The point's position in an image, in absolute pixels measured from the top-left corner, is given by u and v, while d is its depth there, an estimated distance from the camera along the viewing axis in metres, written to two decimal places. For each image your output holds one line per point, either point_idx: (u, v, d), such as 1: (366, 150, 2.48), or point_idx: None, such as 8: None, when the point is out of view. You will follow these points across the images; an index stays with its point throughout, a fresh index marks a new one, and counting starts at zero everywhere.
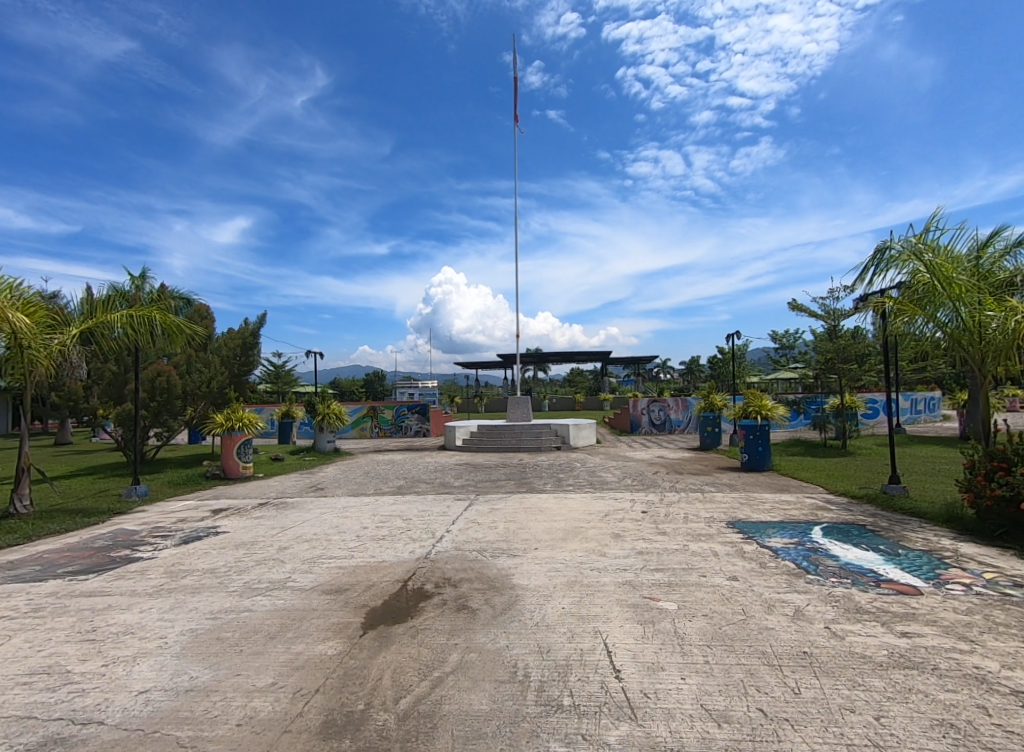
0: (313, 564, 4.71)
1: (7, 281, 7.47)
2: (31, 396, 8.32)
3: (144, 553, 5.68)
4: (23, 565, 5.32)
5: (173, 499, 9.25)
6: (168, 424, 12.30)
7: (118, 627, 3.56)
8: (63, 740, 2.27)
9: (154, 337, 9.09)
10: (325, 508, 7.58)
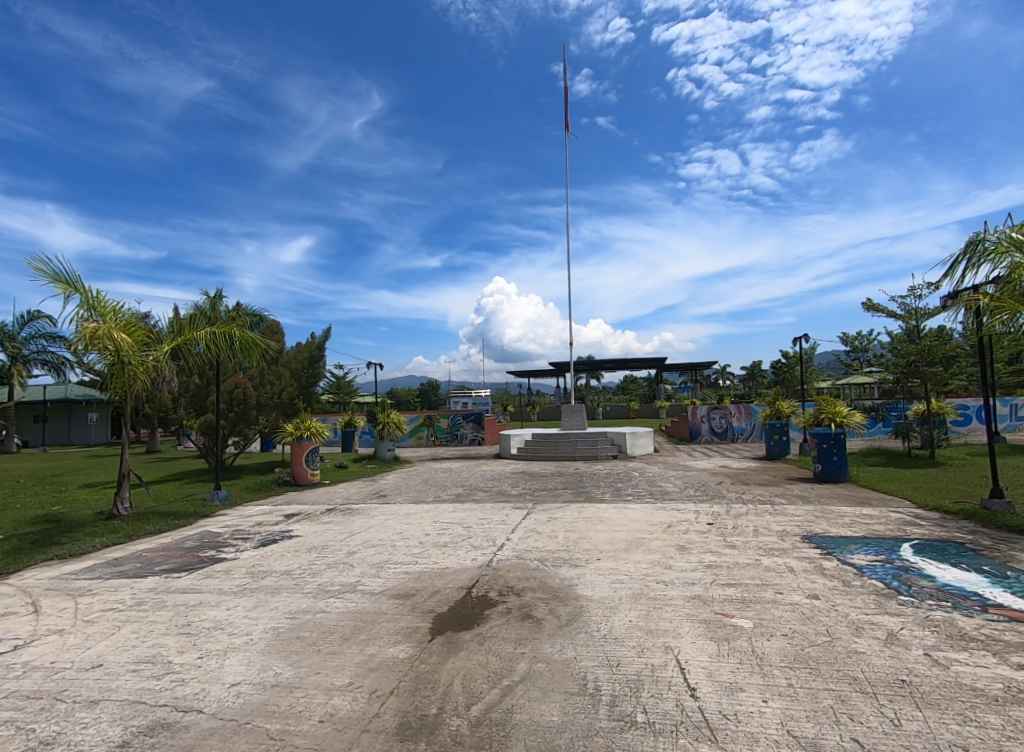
0: (381, 568, 4.84)
1: (112, 303, 8.30)
2: (130, 409, 9.08)
3: (228, 554, 6.08)
4: (126, 562, 5.83)
5: (251, 504, 9.85)
6: (244, 433, 13.16)
7: (208, 622, 3.80)
8: (168, 726, 2.45)
9: (234, 352, 9.76)
10: (389, 514, 7.79)
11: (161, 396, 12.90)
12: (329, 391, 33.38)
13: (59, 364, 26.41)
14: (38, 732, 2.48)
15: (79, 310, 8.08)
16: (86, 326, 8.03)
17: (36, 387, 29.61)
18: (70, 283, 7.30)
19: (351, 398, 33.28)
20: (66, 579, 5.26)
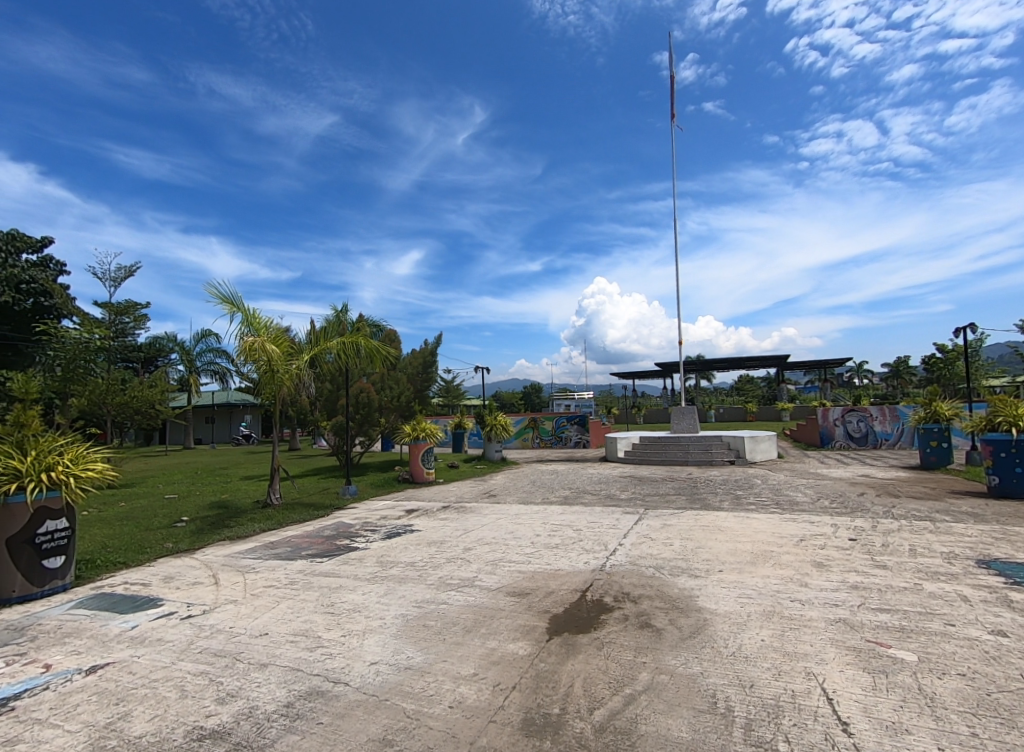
0: (497, 566, 4.96)
1: (265, 319, 9.47)
2: (278, 411, 10.25)
3: (359, 543, 6.63)
4: (279, 546, 6.60)
5: (376, 499, 10.65)
6: (369, 433, 14.18)
7: (348, 604, 4.18)
8: (322, 694, 2.76)
9: (360, 359, 10.65)
10: (500, 513, 7.98)
11: (301, 400, 14.39)
12: (439, 394, 34.93)
13: (221, 374, 30.54)
14: (223, 686, 3.00)
15: (240, 325, 9.31)
16: (245, 340, 9.24)
17: (203, 393, 34.49)
18: (233, 303, 8.44)
19: (460, 401, 34.51)
20: (234, 557, 6.08)
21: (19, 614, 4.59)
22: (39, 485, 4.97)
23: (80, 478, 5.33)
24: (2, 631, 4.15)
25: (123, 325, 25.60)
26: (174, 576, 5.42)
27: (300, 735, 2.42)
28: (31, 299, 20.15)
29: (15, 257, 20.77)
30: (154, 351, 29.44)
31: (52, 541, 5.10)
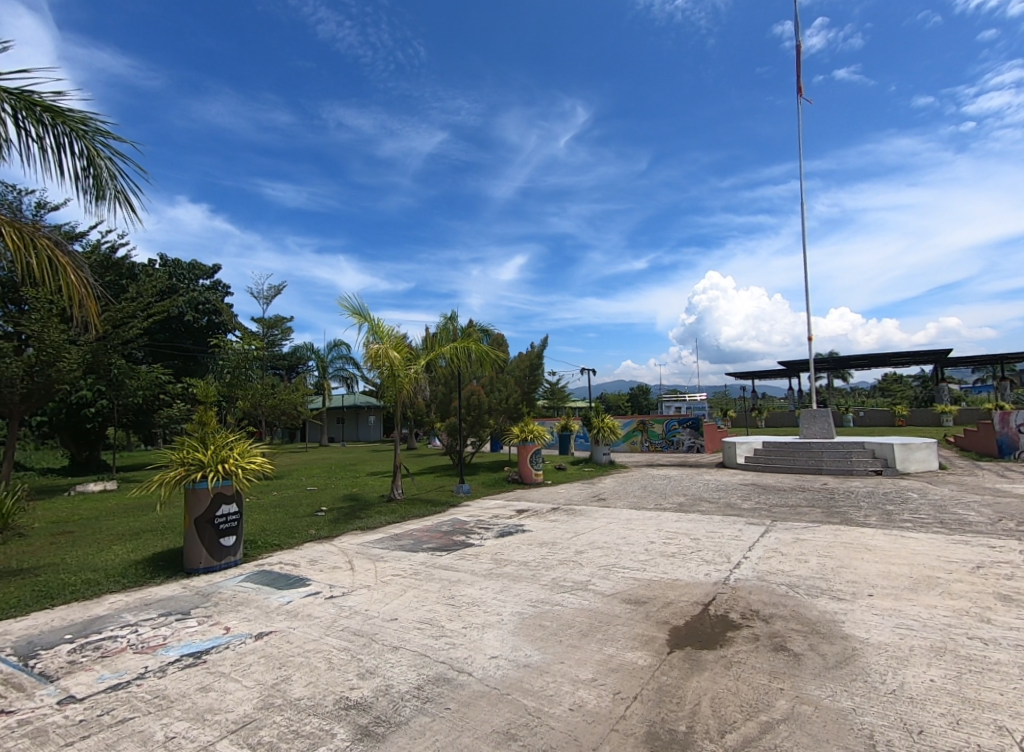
0: (612, 571, 4.86)
1: (388, 328, 10.17)
2: (399, 413, 10.94)
3: (474, 540, 6.86)
4: (402, 538, 7.04)
5: (487, 498, 10.97)
6: (480, 434, 14.54)
7: (468, 597, 4.34)
8: (449, 681, 2.91)
9: (472, 363, 11.02)
10: (611, 518, 7.80)
11: (418, 402, 15.26)
12: (545, 396, 35.04)
13: (349, 379, 33.37)
14: (363, 662, 3.28)
15: (367, 334, 10.09)
16: (371, 347, 10.00)
17: (334, 396, 37.93)
18: (362, 314, 9.19)
19: (566, 404, 34.38)
20: (365, 546, 6.59)
21: (203, 583, 5.38)
22: (216, 473, 5.78)
23: (246, 469, 6.10)
24: (192, 596, 4.89)
25: (273, 337, 29.06)
26: (317, 559, 6.01)
27: (430, 716, 2.57)
28: (204, 317, 23.60)
29: (192, 281, 24.43)
30: (295, 359, 32.95)
31: (228, 522, 5.88)
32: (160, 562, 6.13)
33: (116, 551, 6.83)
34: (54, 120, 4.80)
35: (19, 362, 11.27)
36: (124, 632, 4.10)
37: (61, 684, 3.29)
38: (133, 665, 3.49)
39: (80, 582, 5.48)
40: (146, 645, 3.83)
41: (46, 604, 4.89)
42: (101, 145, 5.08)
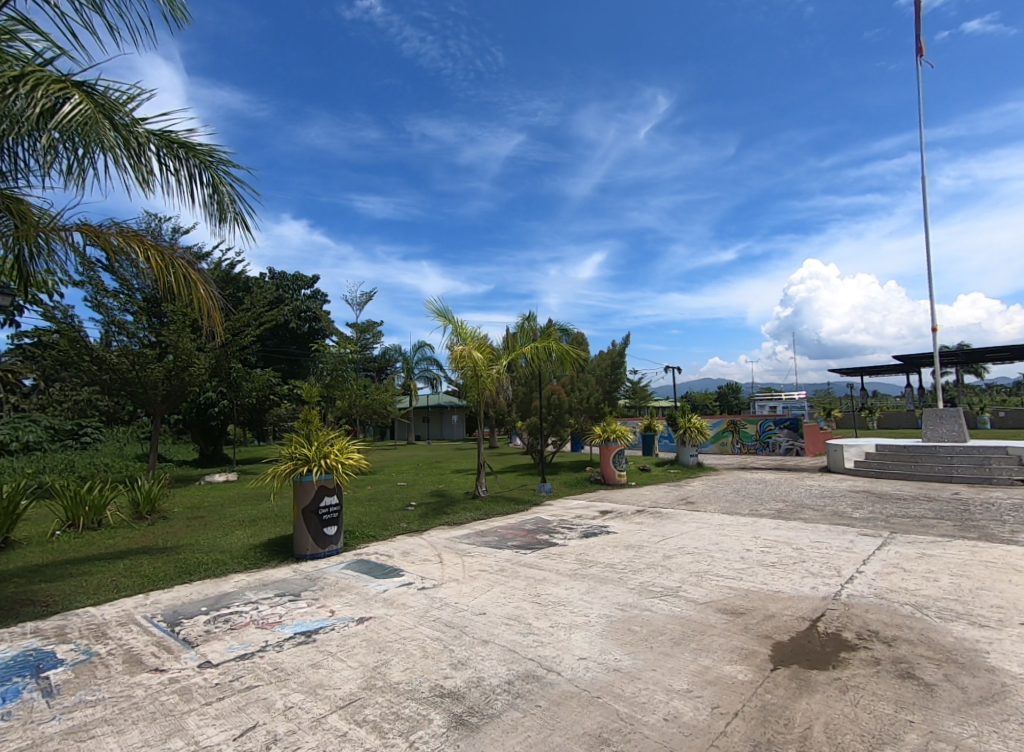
0: (704, 578, 4.65)
1: (471, 329, 10.42)
2: (482, 412, 11.15)
3: (558, 540, 6.84)
4: (488, 534, 7.19)
5: (570, 497, 10.91)
6: (562, 433, 14.44)
7: (554, 597, 4.34)
8: (538, 679, 2.93)
9: (552, 362, 11.03)
10: (702, 523, 7.47)
11: (500, 401, 15.45)
12: (627, 396, 34.20)
13: (434, 380, 34.58)
14: (455, 653, 3.39)
15: (451, 335, 10.42)
16: (455, 348, 10.30)
17: (420, 396, 39.44)
18: (446, 317, 9.49)
19: (649, 403, 33.32)
20: (453, 541, 6.80)
21: (310, 568, 5.81)
22: (319, 467, 6.24)
23: (346, 464, 6.51)
24: (301, 580, 5.31)
25: (366, 341, 30.83)
26: (409, 551, 6.28)
27: (522, 712, 2.60)
28: (306, 324, 25.49)
29: (295, 291, 26.51)
30: (384, 361, 34.64)
31: (330, 513, 6.31)
32: (274, 547, 6.70)
33: (238, 535, 7.56)
34: (188, 154, 5.40)
35: (159, 367, 12.81)
36: (247, 608, 4.53)
37: (199, 651, 3.69)
38: (255, 639, 3.85)
39: (210, 561, 6.12)
40: (265, 621, 4.21)
41: (184, 579, 5.52)
42: (223, 174, 5.64)
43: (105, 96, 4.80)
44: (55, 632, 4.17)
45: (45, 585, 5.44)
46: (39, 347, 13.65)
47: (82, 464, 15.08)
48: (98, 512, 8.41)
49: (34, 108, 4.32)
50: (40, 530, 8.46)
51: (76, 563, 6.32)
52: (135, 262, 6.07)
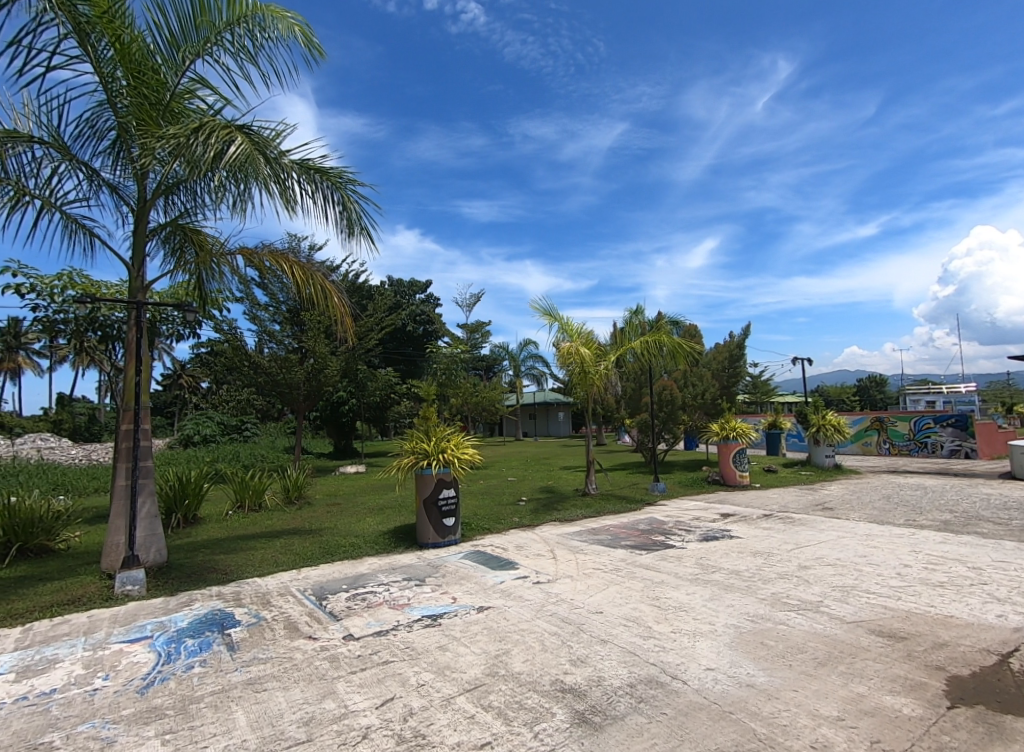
0: (850, 594, 4.16)
1: (578, 325, 10.35)
2: (590, 409, 11.00)
3: (676, 542, 6.55)
4: (601, 532, 7.08)
5: (687, 498, 10.40)
6: (675, 431, 13.69)
7: (675, 601, 4.15)
8: (663, 685, 2.81)
9: (663, 357, 10.60)
10: (845, 531, 6.71)
11: (608, 398, 15.10)
12: (747, 391, 31.85)
13: (541, 377, 34.92)
14: (574, 650, 3.37)
15: (557, 332, 10.39)
16: (562, 345, 10.27)
17: (527, 393, 39.96)
18: (553, 314, 9.50)
19: (772, 398, 30.70)
20: (565, 537, 6.79)
21: (433, 556, 6.13)
22: (438, 461, 6.59)
23: (462, 458, 6.79)
24: (425, 566, 5.62)
25: (476, 341, 31.96)
26: (523, 545, 6.38)
27: (647, 717, 2.51)
28: (421, 327, 27.03)
29: (411, 297, 28.22)
30: (492, 360, 35.59)
31: (449, 504, 6.60)
32: (400, 534, 7.17)
33: (370, 522, 8.20)
34: (322, 177, 5.94)
35: (301, 370, 14.31)
36: (381, 589, 4.90)
37: (343, 624, 4.05)
38: (388, 618, 4.13)
39: (348, 544, 6.71)
40: (396, 602, 4.51)
41: (328, 559, 6.10)
42: (351, 192, 6.13)
43: (259, 134, 5.44)
44: (232, 597, 4.82)
45: (222, 556, 6.33)
46: (210, 355, 15.93)
47: (244, 455, 17.34)
48: (259, 496, 9.57)
49: (208, 153, 5.02)
50: (216, 509, 9.85)
51: (244, 539, 7.27)
52: (281, 278, 6.81)
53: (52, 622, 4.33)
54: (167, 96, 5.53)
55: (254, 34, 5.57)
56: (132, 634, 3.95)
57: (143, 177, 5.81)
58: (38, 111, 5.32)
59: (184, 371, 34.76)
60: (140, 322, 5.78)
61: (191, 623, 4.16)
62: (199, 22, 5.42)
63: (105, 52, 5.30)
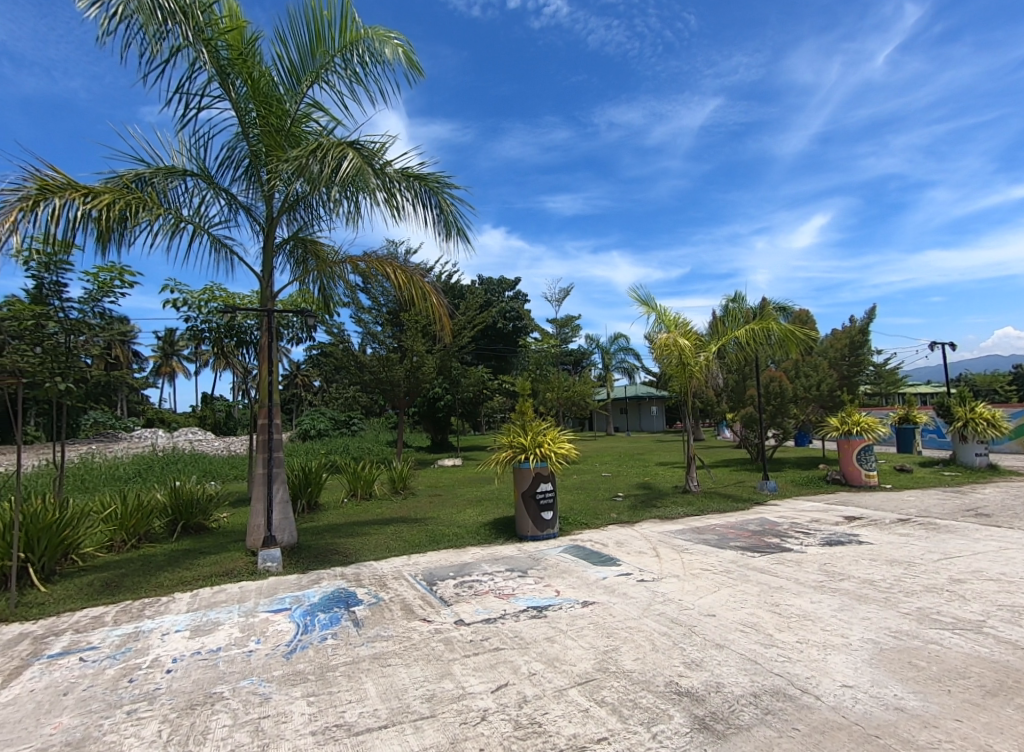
0: (1020, 616, 3.61)
1: (676, 316, 9.91)
2: (689, 404, 10.50)
3: (793, 545, 6.07)
4: (707, 532, 6.75)
5: (803, 498, 9.61)
6: (785, 426, 12.66)
7: (799, 609, 3.85)
8: (792, 699, 2.62)
9: (771, 345, 9.84)
10: (1004, 542, 5.82)
11: (708, 392, 14.32)
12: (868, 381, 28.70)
13: (633, 370, 33.97)
14: (689, 652, 3.25)
15: (655, 324, 10.06)
16: (659, 337, 9.89)
17: (619, 387, 39.08)
18: (649, 304, 9.20)
19: (901, 389, 27.38)
20: (667, 535, 6.57)
21: (533, 548, 6.20)
22: (535, 455, 6.65)
23: (558, 452, 6.80)
24: (526, 558, 5.71)
25: (566, 335, 31.80)
26: (624, 542, 6.26)
27: (776, 731, 2.35)
28: (510, 323, 27.52)
29: (500, 293, 28.72)
30: (581, 355, 35.21)
31: (547, 498, 6.65)
32: (501, 526, 7.35)
33: (470, 513, 8.49)
34: (422, 184, 6.20)
35: (401, 367, 15.10)
36: (486, 577, 5.05)
37: (454, 609, 4.23)
38: (495, 606, 4.25)
39: (453, 533, 7.00)
40: (502, 591, 4.63)
41: (435, 546, 6.41)
42: (449, 195, 6.34)
43: (367, 148, 5.81)
44: (354, 577, 5.22)
45: (342, 540, 6.88)
46: (322, 356, 17.27)
47: (354, 447, 18.72)
48: (369, 484, 10.28)
49: (325, 170, 5.44)
50: (334, 496, 10.75)
51: (358, 525, 7.85)
52: (386, 282, 7.22)
53: (213, 590, 4.98)
54: (289, 122, 6.06)
55: (363, 58, 5.95)
56: (275, 605, 4.42)
57: (270, 197, 6.41)
58: (191, 148, 6.04)
59: (300, 370, 38.18)
60: (271, 327, 6.41)
61: (321, 598, 4.57)
62: (315, 51, 5.88)
63: (240, 88, 5.91)
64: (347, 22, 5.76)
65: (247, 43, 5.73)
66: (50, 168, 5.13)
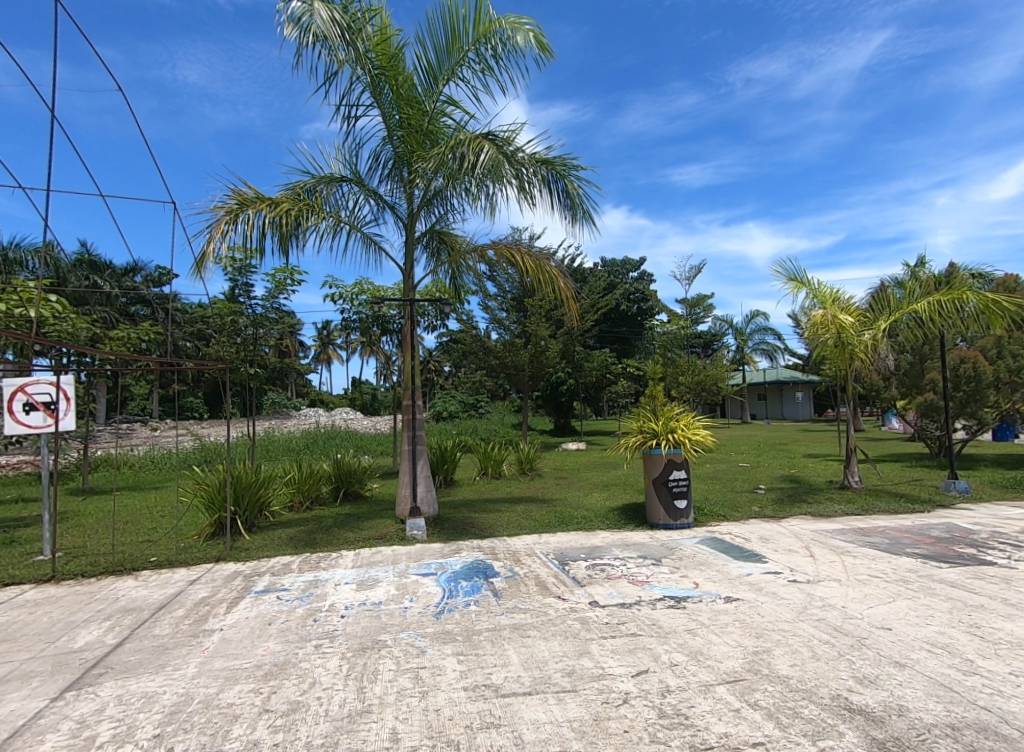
0: None
1: (834, 290, 8.73)
2: (850, 389, 9.26)
3: (995, 558, 5.08)
4: (875, 535, 5.92)
5: (1004, 502, 8.01)
6: (979, 417, 10.63)
7: (1007, 635, 3.21)
8: (1006, 740, 2.19)
9: (962, 320, 8.26)
10: None
11: (873, 376, 12.50)
12: None
13: (774, 352, 31.01)
14: (860, 666, 2.88)
15: (807, 300, 8.93)
16: (812, 315, 8.81)
17: (758, 373, 35.95)
18: (799, 278, 8.22)
19: None
20: (823, 535, 5.88)
21: (666, 537, 5.94)
22: (667, 441, 6.36)
23: (693, 439, 6.42)
24: (660, 546, 5.49)
25: (698, 316, 29.91)
26: (771, 538, 5.73)
27: None
28: (635, 305, 26.66)
29: (625, 274, 27.86)
30: (713, 336, 32.97)
31: (680, 486, 6.33)
32: (631, 512, 7.16)
33: (599, 497, 8.41)
34: (550, 168, 6.14)
35: (527, 351, 15.38)
36: (618, 562, 4.96)
37: (587, 590, 4.21)
38: (630, 592, 4.14)
39: (582, 516, 6.98)
40: (635, 578, 4.51)
41: (565, 527, 6.45)
42: (576, 178, 6.22)
43: (498, 138, 5.90)
44: (489, 551, 5.45)
45: (475, 515, 7.22)
46: (453, 342, 18.19)
47: (483, 429, 19.56)
48: (498, 464, 10.66)
49: (463, 164, 5.63)
50: (467, 474, 11.35)
51: (491, 502, 8.18)
52: (512, 269, 7.33)
53: (370, 551, 5.53)
54: (428, 121, 6.35)
55: (495, 48, 6.01)
56: (422, 569, 4.79)
57: (411, 194, 6.77)
58: (347, 155, 6.58)
59: (432, 357, 40.76)
60: (413, 316, 6.85)
61: (462, 567, 4.84)
62: (451, 49, 6.08)
63: (387, 95, 6.28)
64: (481, 15, 5.84)
65: (394, 51, 6.06)
66: (243, 184, 5.94)
